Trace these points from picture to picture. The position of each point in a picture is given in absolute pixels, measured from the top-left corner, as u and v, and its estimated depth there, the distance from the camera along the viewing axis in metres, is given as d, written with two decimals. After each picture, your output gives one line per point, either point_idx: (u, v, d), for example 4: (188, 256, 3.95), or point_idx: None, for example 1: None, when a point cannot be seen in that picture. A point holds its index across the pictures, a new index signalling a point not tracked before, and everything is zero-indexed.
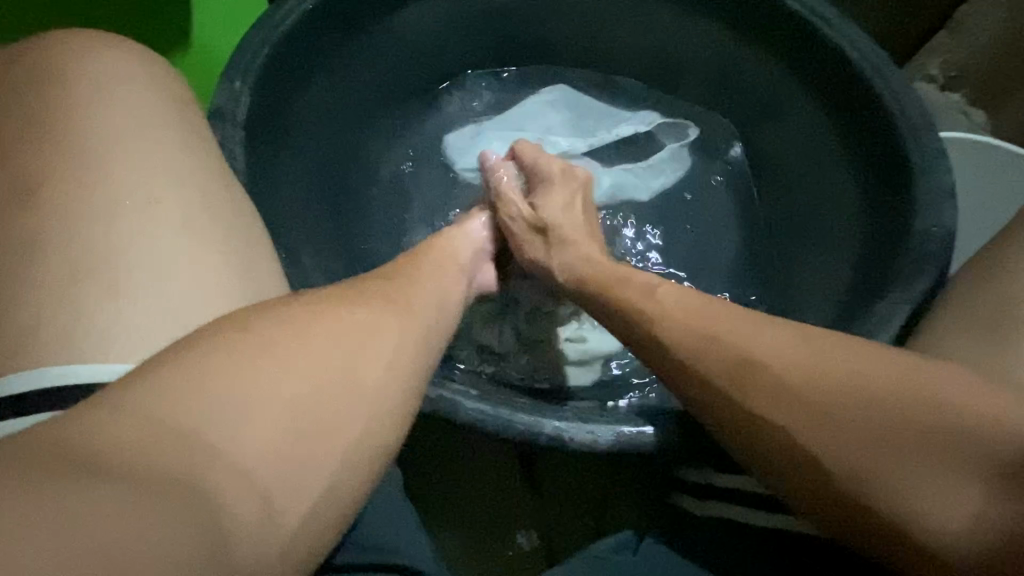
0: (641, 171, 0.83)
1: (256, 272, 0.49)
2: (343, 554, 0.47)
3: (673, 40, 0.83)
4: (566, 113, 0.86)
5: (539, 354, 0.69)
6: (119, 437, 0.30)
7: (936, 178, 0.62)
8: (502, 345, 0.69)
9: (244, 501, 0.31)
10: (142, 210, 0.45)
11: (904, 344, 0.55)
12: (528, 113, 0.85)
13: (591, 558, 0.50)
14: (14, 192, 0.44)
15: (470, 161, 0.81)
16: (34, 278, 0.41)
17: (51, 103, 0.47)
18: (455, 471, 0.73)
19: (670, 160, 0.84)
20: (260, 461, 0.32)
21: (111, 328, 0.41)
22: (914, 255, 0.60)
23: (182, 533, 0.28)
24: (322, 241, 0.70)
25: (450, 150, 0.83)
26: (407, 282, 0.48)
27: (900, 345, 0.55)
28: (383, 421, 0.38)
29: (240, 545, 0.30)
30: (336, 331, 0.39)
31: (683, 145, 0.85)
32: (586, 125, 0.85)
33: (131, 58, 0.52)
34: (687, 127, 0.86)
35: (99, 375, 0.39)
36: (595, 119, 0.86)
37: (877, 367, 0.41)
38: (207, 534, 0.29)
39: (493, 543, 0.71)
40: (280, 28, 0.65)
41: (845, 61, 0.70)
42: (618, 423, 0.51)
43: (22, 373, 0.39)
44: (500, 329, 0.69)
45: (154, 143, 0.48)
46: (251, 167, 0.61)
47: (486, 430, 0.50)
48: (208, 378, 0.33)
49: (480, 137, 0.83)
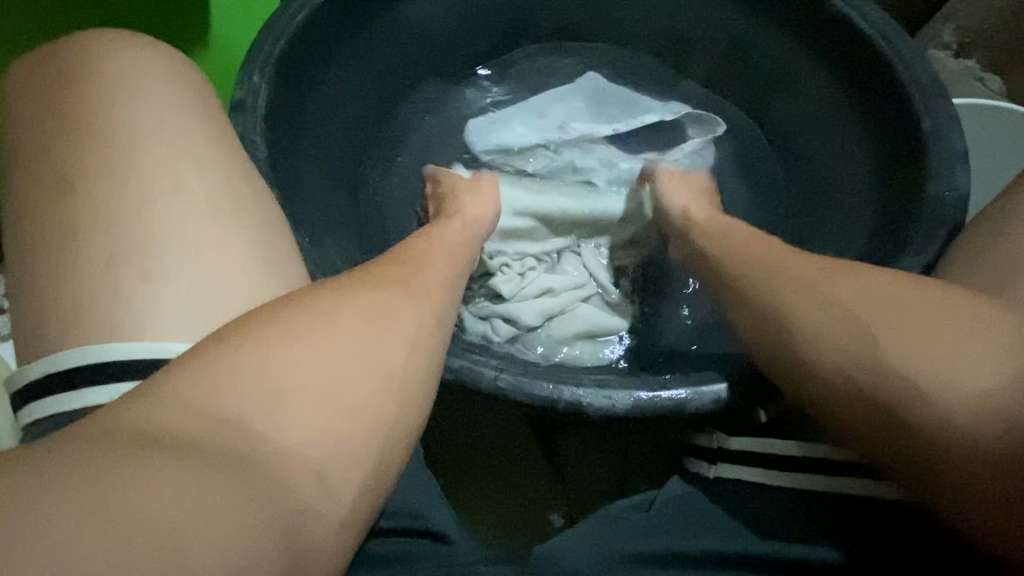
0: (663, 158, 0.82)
1: (283, 256, 0.51)
2: (386, 520, 0.50)
3: (683, 19, 0.83)
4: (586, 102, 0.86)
5: (538, 336, 0.69)
6: (170, 414, 0.31)
7: (948, 144, 0.62)
8: (500, 334, 0.68)
9: (292, 463, 0.32)
10: (173, 199, 0.47)
11: (935, 271, 0.56)
12: (544, 102, 0.85)
13: (604, 518, 0.52)
14: (55, 185, 0.46)
15: (489, 142, 0.82)
16: (76, 263, 0.44)
17: (85, 100, 0.49)
18: (478, 449, 0.75)
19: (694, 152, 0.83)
20: (300, 432, 0.34)
21: (148, 310, 0.43)
22: (926, 220, 0.60)
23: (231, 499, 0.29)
24: (342, 228, 0.72)
25: (469, 133, 0.84)
26: (422, 262, 0.49)
27: (932, 273, 0.57)
28: (411, 391, 0.40)
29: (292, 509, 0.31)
30: (363, 312, 0.40)
31: (708, 140, 0.85)
32: (608, 112, 0.86)
33: (157, 55, 0.54)
34: (714, 122, 0.85)
35: (139, 352, 0.41)
36: (618, 108, 0.86)
37: (896, 332, 0.42)
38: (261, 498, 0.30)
39: (526, 518, 0.73)
40: (295, 21, 0.65)
41: (856, 30, 0.69)
42: (635, 390, 0.52)
43: (73, 349, 0.41)
44: (495, 320, 0.69)
45: (181, 136, 0.50)
46: (273, 156, 0.63)
47: (509, 398, 0.52)
48: (244, 362, 0.35)
49: (500, 121, 0.84)
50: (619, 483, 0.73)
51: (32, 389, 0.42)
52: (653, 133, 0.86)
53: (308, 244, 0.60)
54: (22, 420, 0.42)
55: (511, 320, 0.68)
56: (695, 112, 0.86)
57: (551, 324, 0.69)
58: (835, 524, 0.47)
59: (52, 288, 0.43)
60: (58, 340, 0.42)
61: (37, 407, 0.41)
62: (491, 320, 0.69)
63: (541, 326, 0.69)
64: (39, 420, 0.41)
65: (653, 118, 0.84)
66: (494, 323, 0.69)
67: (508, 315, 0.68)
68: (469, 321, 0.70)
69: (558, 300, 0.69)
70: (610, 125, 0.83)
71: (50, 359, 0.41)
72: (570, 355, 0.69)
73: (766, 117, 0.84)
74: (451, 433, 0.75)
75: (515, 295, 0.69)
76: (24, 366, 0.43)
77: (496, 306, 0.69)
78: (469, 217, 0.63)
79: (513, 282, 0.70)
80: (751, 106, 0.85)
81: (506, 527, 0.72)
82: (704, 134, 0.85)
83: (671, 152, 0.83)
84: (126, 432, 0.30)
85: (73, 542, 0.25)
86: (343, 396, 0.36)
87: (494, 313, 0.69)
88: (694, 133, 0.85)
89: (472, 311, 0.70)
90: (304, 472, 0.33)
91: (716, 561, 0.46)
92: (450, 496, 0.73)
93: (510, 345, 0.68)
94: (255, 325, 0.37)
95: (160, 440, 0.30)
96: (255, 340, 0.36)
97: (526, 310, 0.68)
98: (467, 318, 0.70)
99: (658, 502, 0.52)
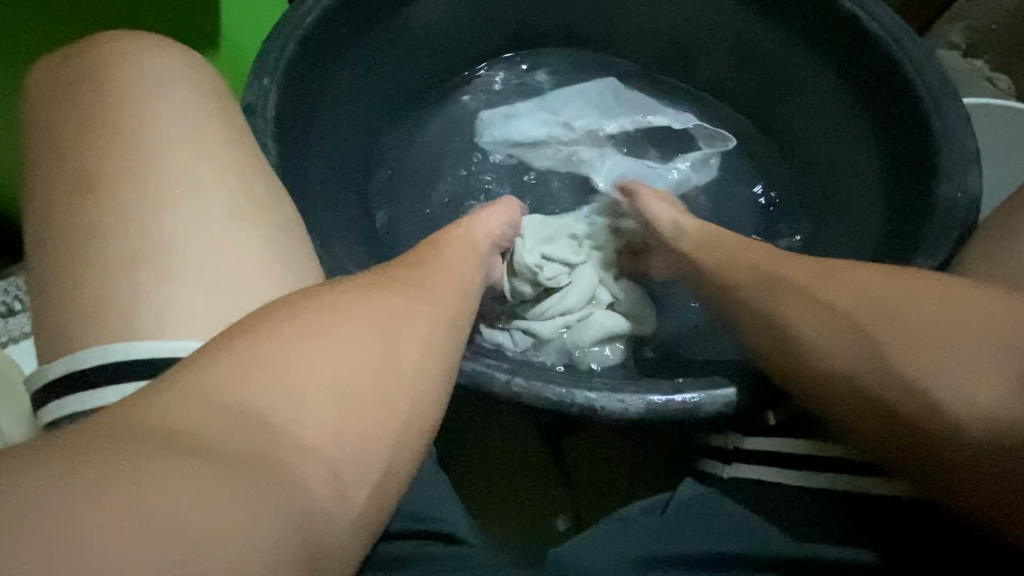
0: (663, 168, 0.82)
1: (296, 255, 0.51)
2: (397, 522, 0.50)
3: (689, 21, 0.83)
4: (598, 99, 0.86)
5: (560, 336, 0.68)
6: (186, 419, 0.31)
7: (959, 145, 0.62)
8: (518, 345, 0.69)
9: (311, 474, 0.32)
10: (189, 200, 0.47)
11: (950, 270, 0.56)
12: (563, 101, 0.86)
13: (619, 522, 0.52)
14: (75, 187, 0.46)
15: (496, 135, 0.84)
16: (97, 265, 0.44)
17: (104, 103, 0.49)
18: (486, 451, 0.75)
19: (699, 167, 0.84)
20: (320, 440, 0.34)
21: (165, 310, 0.43)
22: (939, 221, 0.60)
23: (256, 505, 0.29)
24: (352, 230, 0.72)
25: (480, 122, 0.85)
26: (429, 266, 0.49)
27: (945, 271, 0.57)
28: (425, 392, 0.40)
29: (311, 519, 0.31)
30: (372, 314, 0.40)
31: (717, 153, 0.85)
32: (620, 113, 0.86)
33: (173, 58, 0.54)
34: (725, 136, 0.86)
35: (157, 351, 0.42)
36: (632, 111, 0.87)
37: (907, 329, 0.43)
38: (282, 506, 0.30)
39: (532, 520, 0.73)
40: (305, 23, 0.65)
41: (864, 33, 0.69)
42: (648, 392, 0.52)
43: (90, 350, 0.41)
44: (515, 332, 0.69)
45: (196, 139, 0.50)
46: (283, 158, 0.63)
47: (523, 402, 0.52)
48: (255, 368, 0.34)
49: (513, 116, 0.85)
50: (625, 490, 0.73)
51: (51, 389, 0.42)
52: (667, 137, 0.86)
53: (320, 249, 0.60)
54: (41, 421, 0.42)
55: (530, 331, 0.68)
56: (706, 125, 0.86)
57: (571, 331, 0.69)
58: (853, 523, 0.46)
59: (70, 287, 0.43)
60: (78, 341, 0.42)
61: (56, 407, 0.41)
62: (512, 331, 0.69)
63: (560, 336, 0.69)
64: (57, 421, 0.41)
65: (664, 123, 0.86)
66: (514, 334, 0.69)
67: (528, 327, 0.68)
68: (492, 334, 0.69)
69: (574, 300, 0.68)
70: (617, 123, 0.85)
71: (69, 359, 0.41)
72: (590, 350, 0.69)
73: (773, 118, 0.84)
74: (461, 433, 0.75)
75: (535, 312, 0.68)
76: (43, 367, 0.43)
77: (516, 317, 0.69)
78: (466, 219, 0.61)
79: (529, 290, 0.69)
80: (755, 108, 0.85)
81: (513, 526, 0.73)
82: (714, 147, 0.85)
83: (674, 162, 0.84)
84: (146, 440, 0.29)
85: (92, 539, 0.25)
86: (354, 390, 0.36)
87: (514, 323, 0.70)
88: (703, 143, 0.85)
89: (493, 324, 0.70)
90: (320, 465, 0.33)
91: (699, 565, 0.45)
92: (460, 489, 0.74)
93: (531, 355, 0.69)
94: (270, 323, 0.37)
95: (175, 444, 0.29)
96: (265, 342, 0.36)
97: (545, 324, 0.68)
98: (483, 328, 0.70)
99: (672, 505, 0.51)
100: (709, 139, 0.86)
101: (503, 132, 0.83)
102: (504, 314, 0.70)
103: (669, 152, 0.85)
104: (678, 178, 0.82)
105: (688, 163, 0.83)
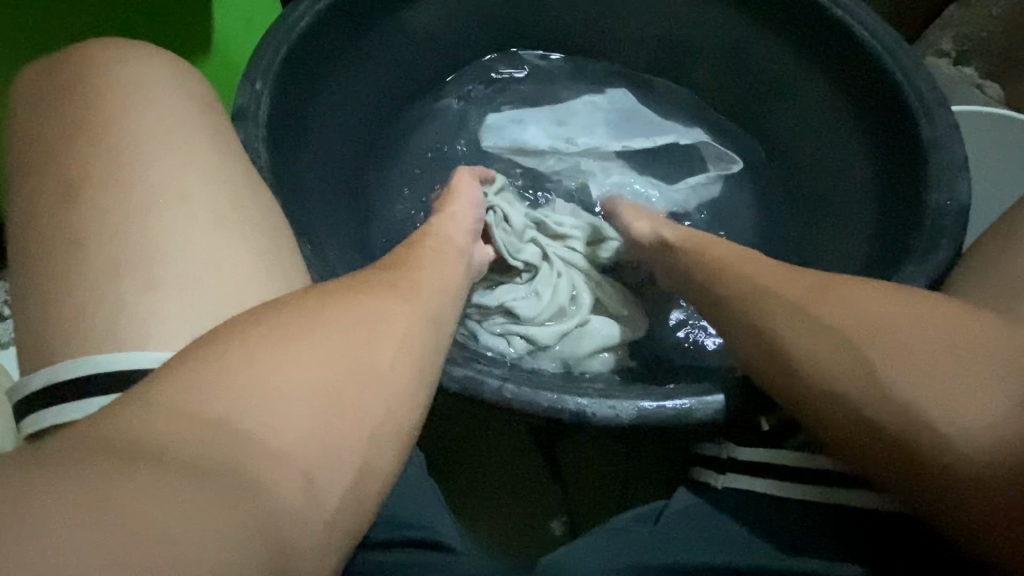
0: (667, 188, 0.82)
1: (283, 262, 0.51)
2: (382, 531, 0.49)
3: (681, 28, 0.83)
4: (607, 112, 0.87)
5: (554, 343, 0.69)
6: (163, 431, 0.31)
7: (948, 152, 0.62)
8: (513, 350, 0.69)
9: (290, 489, 0.32)
10: (175, 207, 0.47)
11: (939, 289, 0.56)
12: (574, 109, 0.87)
13: (612, 531, 0.51)
14: (58, 194, 0.46)
15: (503, 140, 0.84)
16: (81, 272, 0.44)
17: (89, 109, 0.49)
18: (478, 457, 0.75)
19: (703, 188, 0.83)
20: (301, 452, 0.33)
21: (149, 319, 0.43)
22: (929, 228, 0.60)
23: (229, 521, 0.28)
24: (342, 235, 0.71)
25: (486, 126, 0.86)
26: (416, 273, 0.49)
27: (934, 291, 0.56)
28: (410, 403, 0.39)
29: (287, 533, 0.31)
30: (359, 320, 0.40)
31: (722, 176, 0.84)
32: (627, 128, 0.86)
33: (161, 64, 0.54)
34: (732, 160, 0.85)
35: (142, 360, 0.41)
36: (639, 125, 0.86)
37: (897, 338, 0.43)
38: (257, 523, 0.29)
39: (529, 524, 0.73)
40: (297, 28, 0.65)
41: (854, 39, 0.69)
42: (638, 399, 0.52)
43: (73, 361, 0.41)
44: (510, 338, 0.69)
45: (182, 145, 0.50)
46: (274, 163, 0.63)
47: (515, 408, 0.52)
48: (235, 376, 0.34)
49: (521, 124, 0.85)
50: (620, 495, 0.73)
51: (34, 399, 0.41)
52: (670, 154, 0.86)
53: (310, 253, 0.60)
54: (24, 431, 0.42)
55: (528, 337, 0.68)
56: (716, 146, 0.86)
57: (568, 339, 0.69)
58: (839, 526, 0.48)
59: (53, 296, 0.43)
60: (61, 349, 0.42)
61: (37, 418, 0.41)
62: (508, 338, 0.69)
63: (557, 343, 0.69)
64: (41, 431, 0.41)
65: (670, 140, 0.85)
66: (511, 340, 0.69)
67: (526, 333, 0.68)
68: (489, 339, 0.69)
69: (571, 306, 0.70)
70: (621, 141, 0.84)
71: (50, 369, 0.41)
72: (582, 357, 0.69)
73: (765, 124, 0.84)
74: (453, 443, 0.75)
75: (534, 316, 0.69)
76: (24, 377, 0.42)
77: (511, 322, 0.69)
78: (440, 219, 0.61)
79: (530, 302, 0.69)
80: (745, 115, 0.86)
81: (506, 534, 0.72)
82: (717, 169, 0.85)
83: (677, 184, 0.84)
84: (118, 451, 0.29)
85: (62, 558, 0.24)
86: (337, 390, 0.36)
87: (509, 331, 0.69)
88: (709, 166, 0.85)
89: (489, 328, 0.69)
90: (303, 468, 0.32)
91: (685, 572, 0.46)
92: (452, 499, 0.73)
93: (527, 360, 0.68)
94: (253, 330, 0.37)
95: (151, 457, 0.29)
96: (245, 349, 0.35)
97: (543, 330, 0.68)
98: (479, 329, 0.70)
99: (665, 515, 0.51)
100: (716, 155, 0.86)
101: (511, 138, 0.84)
102: (498, 323, 0.69)
103: (669, 173, 0.85)
104: (681, 198, 0.82)
105: (690, 184, 0.83)
